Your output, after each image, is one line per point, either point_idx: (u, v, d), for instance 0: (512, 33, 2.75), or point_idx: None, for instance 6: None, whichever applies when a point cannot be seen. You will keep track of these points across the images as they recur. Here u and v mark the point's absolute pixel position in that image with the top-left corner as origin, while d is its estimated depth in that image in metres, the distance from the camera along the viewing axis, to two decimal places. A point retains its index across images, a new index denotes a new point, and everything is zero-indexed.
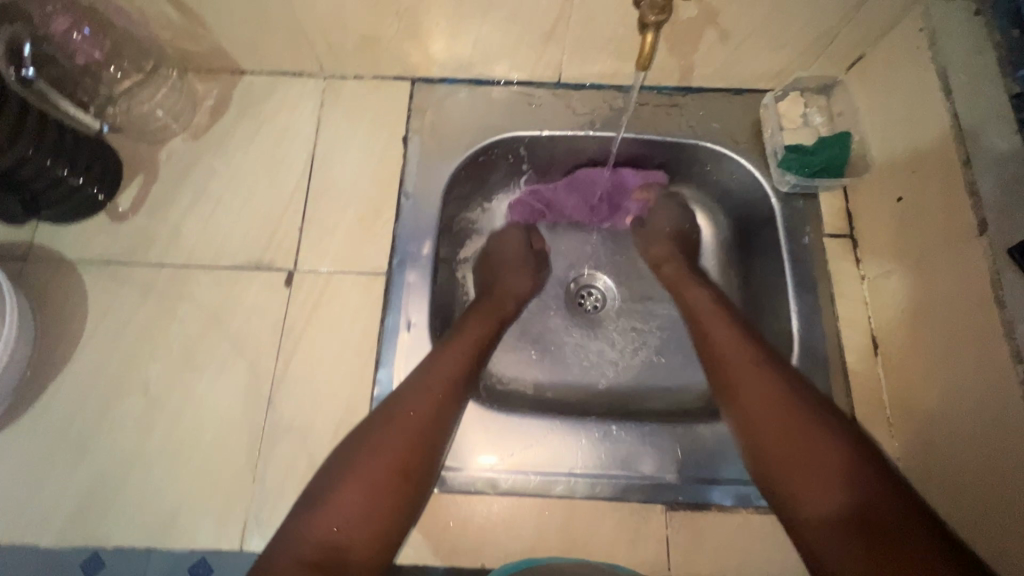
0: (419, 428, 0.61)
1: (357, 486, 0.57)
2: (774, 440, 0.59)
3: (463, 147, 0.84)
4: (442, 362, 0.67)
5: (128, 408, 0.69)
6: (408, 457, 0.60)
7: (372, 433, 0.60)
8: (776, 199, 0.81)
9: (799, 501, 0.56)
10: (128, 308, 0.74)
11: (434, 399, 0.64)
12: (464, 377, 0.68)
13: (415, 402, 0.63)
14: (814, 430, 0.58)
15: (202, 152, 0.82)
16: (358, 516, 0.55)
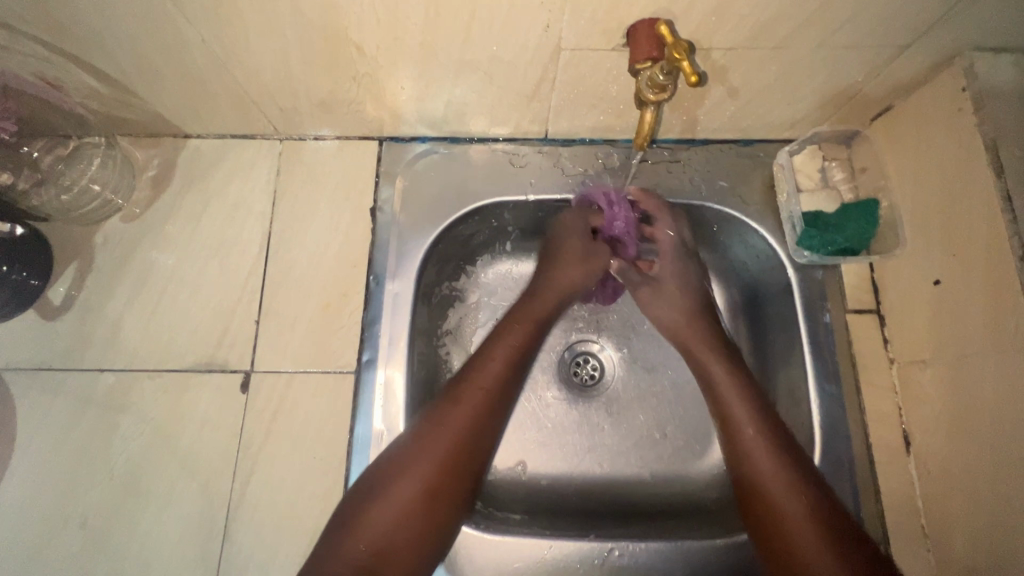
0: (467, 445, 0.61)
1: (393, 508, 0.56)
2: (771, 481, 0.60)
3: (439, 217, 0.74)
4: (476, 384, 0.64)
5: (65, 545, 0.62)
6: (451, 471, 0.60)
7: (405, 454, 0.59)
8: (793, 270, 0.72)
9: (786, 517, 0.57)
10: (61, 424, 0.65)
11: (467, 420, 0.62)
12: (494, 402, 0.65)
13: (449, 425, 0.61)
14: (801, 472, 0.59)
15: (144, 233, 0.73)
16: (394, 539, 0.55)
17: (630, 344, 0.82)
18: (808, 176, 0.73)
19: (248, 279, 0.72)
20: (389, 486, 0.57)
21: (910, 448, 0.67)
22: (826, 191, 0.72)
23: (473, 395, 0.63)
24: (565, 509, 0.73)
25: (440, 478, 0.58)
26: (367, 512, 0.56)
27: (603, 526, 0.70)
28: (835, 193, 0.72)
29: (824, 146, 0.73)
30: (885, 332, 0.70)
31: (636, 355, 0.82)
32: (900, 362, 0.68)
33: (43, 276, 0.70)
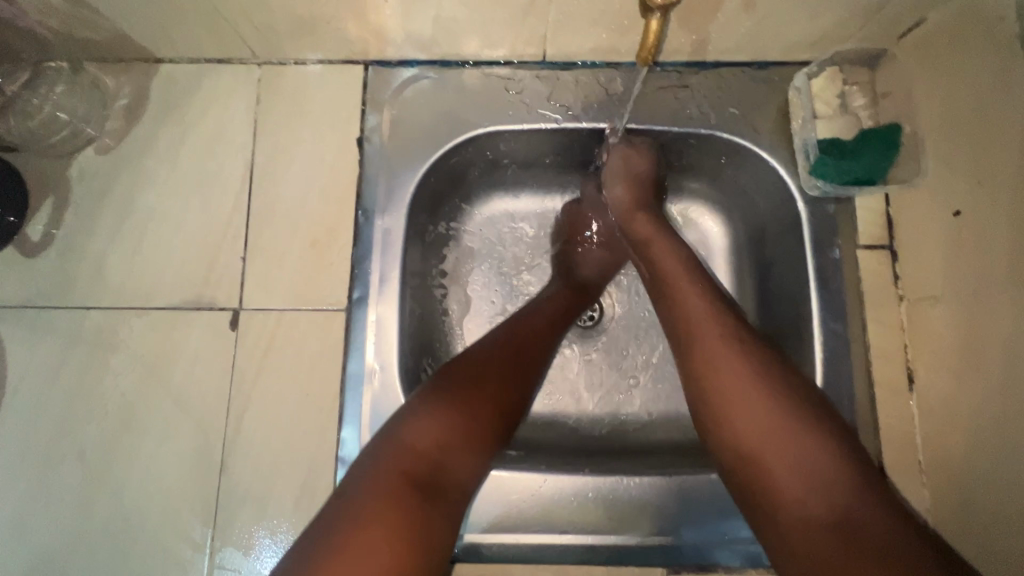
0: (513, 370, 0.62)
1: (450, 421, 0.54)
2: (769, 459, 0.48)
3: (430, 149, 0.70)
4: (522, 338, 0.65)
5: (66, 480, 0.62)
6: (503, 394, 0.60)
7: (459, 380, 0.58)
8: (803, 202, 0.68)
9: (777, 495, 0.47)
10: (53, 362, 0.65)
11: (515, 360, 0.63)
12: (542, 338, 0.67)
13: (502, 358, 0.62)
14: (811, 437, 0.48)
15: (120, 168, 0.69)
16: (442, 449, 0.53)
17: (630, 284, 0.80)
18: (825, 103, 0.68)
19: (232, 214, 0.69)
20: (450, 397, 0.56)
21: (915, 387, 0.65)
22: (845, 117, 0.67)
23: (514, 344, 0.64)
24: (562, 445, 0.73)
25: (489, 411, 0.58)
26: (417, 422, 0.54)
27: (600, 461, 0.70)
28: (855, 119, 0.67)
29: (845, 69, 0.68)
30: (897, 269, 0.67)
31: (636, 297, 0.79)
32: (910, 298, 0.66)
33: (20, 212, 0.67)
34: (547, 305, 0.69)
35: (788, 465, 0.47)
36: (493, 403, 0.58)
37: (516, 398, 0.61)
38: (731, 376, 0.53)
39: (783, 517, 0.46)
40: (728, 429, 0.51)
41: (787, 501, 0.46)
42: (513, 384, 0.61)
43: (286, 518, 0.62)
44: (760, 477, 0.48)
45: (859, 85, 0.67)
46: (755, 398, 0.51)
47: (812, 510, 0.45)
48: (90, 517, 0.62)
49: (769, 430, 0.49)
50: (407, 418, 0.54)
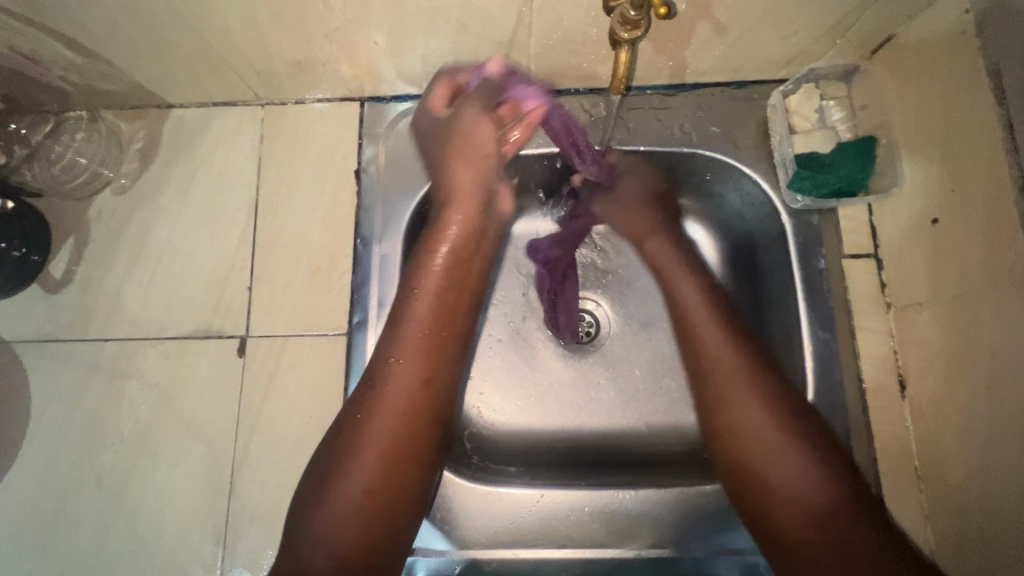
0: (395, 421, 0.55)
1: (337, 516, 0.51)
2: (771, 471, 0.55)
3: (424, 178, 0.72)
4: (379, 410, 0.56)
5: (84, 504, 0.65)
6: (394, 448, 0.55)
7: (341, 457, 0.54)
8: (787, 216, 0.70)
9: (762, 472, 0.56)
10: (72, 392, 0.68)
11: (399, 408, 0.56)
12: (425, 370, 0.58)
13: (380, 415, 0.55)
14: (808, 453, 0.55)
15: (135, 206, 0.74)
16: (342, 545, 0.51)
17: (624, 299, 0.82)
18: (805, 117, 0.70)
19: (238, 246, 0.72)
20: (333, 486, 0.52)
21: (907, 393, 0.66)
22: (823, 131, 0.69)
23: (387, 395, 0.56)
24: (560, 461, 0.75)
25: (386, 470, 0.54)
26: (303, 524, 0.52)
27: (598, 476, 0.71)
28: (833, 132, 0.69)
29: (821, 84, 0.70)
30: (882, 276, 0.68)
31: (631, 311, 0.81)
32: (897, 305, 0.66)
33: (43, 251, 0.72)
34: (409, 345, 0.58)
35: (780, 462, 0.55)
36: (376, 479, 0.53)
37: (404, 460, 0.55)
38: (715, 344, 0.63)
39: (761, 469, 0.56)
40: (713, 373, 0.62)
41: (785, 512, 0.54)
42: (393, 448, 0.55)
43: None
44: (731, 419, 0.59)
45: (836, 98, 0.69)
46: (750, 396, 0.59)
47: (782, 456, 0.55)
48: (108, 540, 0.65)
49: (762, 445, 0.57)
50: (300, 522, 0.52)
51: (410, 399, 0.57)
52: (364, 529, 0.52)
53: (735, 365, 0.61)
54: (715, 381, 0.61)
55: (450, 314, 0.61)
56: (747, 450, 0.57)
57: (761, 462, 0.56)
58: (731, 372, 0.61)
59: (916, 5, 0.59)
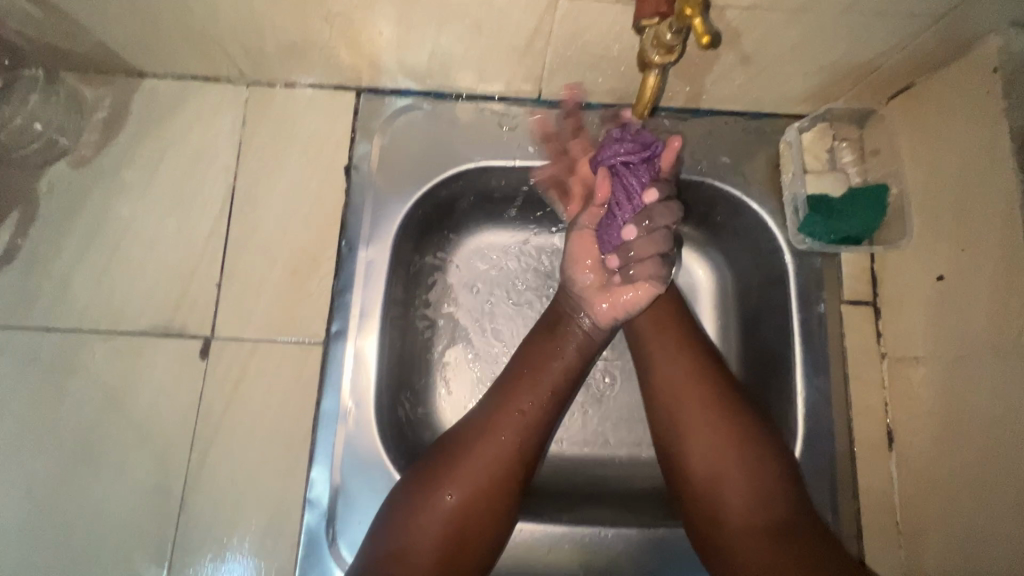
0: (495, 459, 0.59)
1: (412, 536, 0.55)
2: (727, 472, 0.58)
3: (420, 181, 0.69)
4: (482, 447, 0.59)
5: (10, 513, 0.58)
6: (486, 501, 0.57)
7: (438, 480, 0.57)
8: (791, 255, 0.68)
9: (721, 502, 0.57)
10: (5, 385, 0.61)
11: (496, 452, 0.59)
12: (532, 429, 0.61)
13: (480, 455, 0.59)
14: (745, 457, 0.58)
15: (94, 183, 0.66)
16: (413, 570, 0.54)
17: None
18: (816, 157, 0.68)
19: (209, 237, 0.66)
20: (416, 511, 0.56)
21: (893, 447, 0.65)
22: (834, 174, 0.67)
23: (493, 440, 0.59)
24: (538, 489, 0.71)
25: (470, 509, 0.57)
26: (389, 539, 0.55)
27: (577, 508, 0.69)
28: (843, 175, 0.67)
29: (834, 125, 0.69)
30: (879, 326, 0.67)
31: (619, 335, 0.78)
32: (891, 356, 0.66)
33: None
34: (505, 422, 0.60)
35: (740, 483, 0.57)
36: (431, 564, 0.54)
37: (452, 551, 0.55)
38: (660, 358, 0.64)
39: (726, 508, 0.57)
40: (672, 399, 0.62)
41: (735, 511, 0.56)
42: (472, 518, 0.57)
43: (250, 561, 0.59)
44: (681, 452, 0.60)
45: (848, 141, 0.68)
46: (703, 414, 0.60)
47: (742, 493, 0.57)
48: (33, 554, 0.58)
49: (738, 456, 0.58)
50: (388, 527, 0.56)
51: (510, 448, 0.59)
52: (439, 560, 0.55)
53: (691, 373, 0.63)
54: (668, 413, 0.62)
55: (550, 400, 0.62)
56: (705, 478, 0.58)
57: (726, 498, 0.57)
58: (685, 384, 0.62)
59: (944, 57, 0.58)
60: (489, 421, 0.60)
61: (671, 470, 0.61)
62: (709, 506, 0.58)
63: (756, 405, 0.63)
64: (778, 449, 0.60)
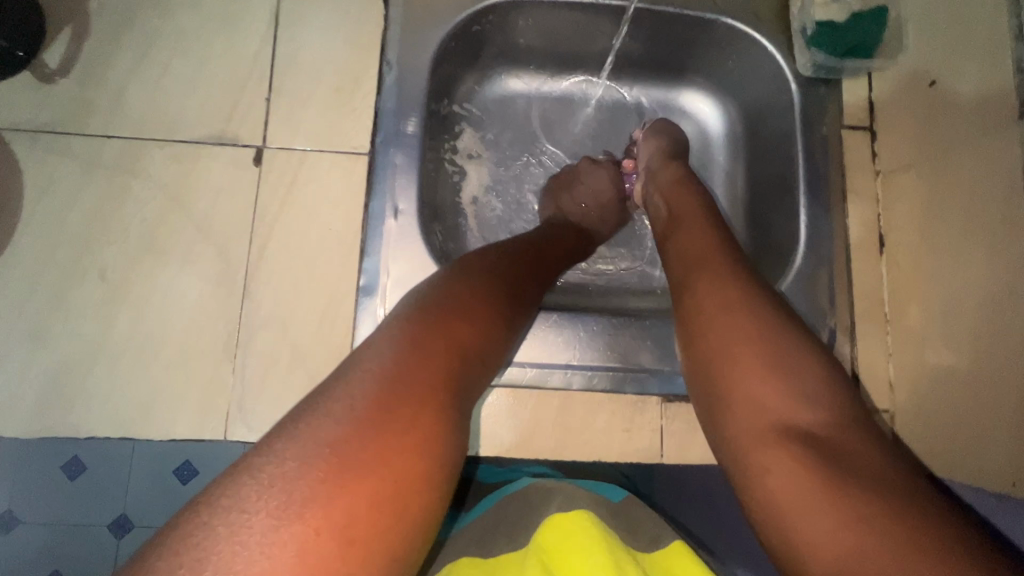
0: (512, 271, 0.56)
1: (424, 353, 0.42)
2: (781, 384, 0.44)
3: (454, 11, 0.72)
4: (489, 264, 0.54)
5: (85, 297, 0.63)
6: (505, 310, 0.52)
7: (448, 287, 0.49)
8: (797, 84, 0.74)
9: (744, 412, 0.45)
10: (74, 186, 0.65)
11: (516, 271, 0.56)
12: (540, 268, 0.61)
13: (504, 270, 0.55)
14: (808, 362, 0.46)
15: (143, 4, 0.69)
16: (434, 372, 0.41)
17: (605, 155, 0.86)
18: None
19: (256, 57, 0.69)
20: (443, 310, 0.46)
21: (883, 253, 0.72)
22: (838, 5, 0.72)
23: (506, 262, 0.56)
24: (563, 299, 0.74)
25: (494, 313, 0.50)
26: (395, 345, 0.42)
27: (602, 311, 0.72)
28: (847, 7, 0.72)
29: None
30: (876, 146, 0.74)
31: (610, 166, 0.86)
32: (886, 172, 0.72)
33: (30, 50, 0.66)
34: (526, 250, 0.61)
35: (775, 388, 0.44)
36: (455, 361, 0.43)
37: (483, 346, 0.47)
38: (699, 242, 0.57)
39: (758, 424, 0.44)
40: (695, 284, 0.53)
41: (766, 427, 0.43)
42: (496, 323, 0.50)
43: (309, 341, 0.64)
44: (708, 352, 0.49)
45: None
46: (747, 308, 0.49)
47: (777, 413, 0.43)
48: (108, 333, 0.62)
49: (778, 362, 0.45)
50: (384, 346, 0.42)
51: (532, 273, 0.59)
52: (460, 361, 0.44)
53: (720, 257, 0.54)
54: (693, 299, 0.52)
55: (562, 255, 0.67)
56: (738, 386, 0.46)
57: (753, 406, 0.45)
58: (714, 267, 0.53)
59: None
60: (460, 274, 0.51)
61: (707, 390, 0.49)
62: (740, 418, 0.45)
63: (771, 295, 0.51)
64: (813, 347, 0.47)
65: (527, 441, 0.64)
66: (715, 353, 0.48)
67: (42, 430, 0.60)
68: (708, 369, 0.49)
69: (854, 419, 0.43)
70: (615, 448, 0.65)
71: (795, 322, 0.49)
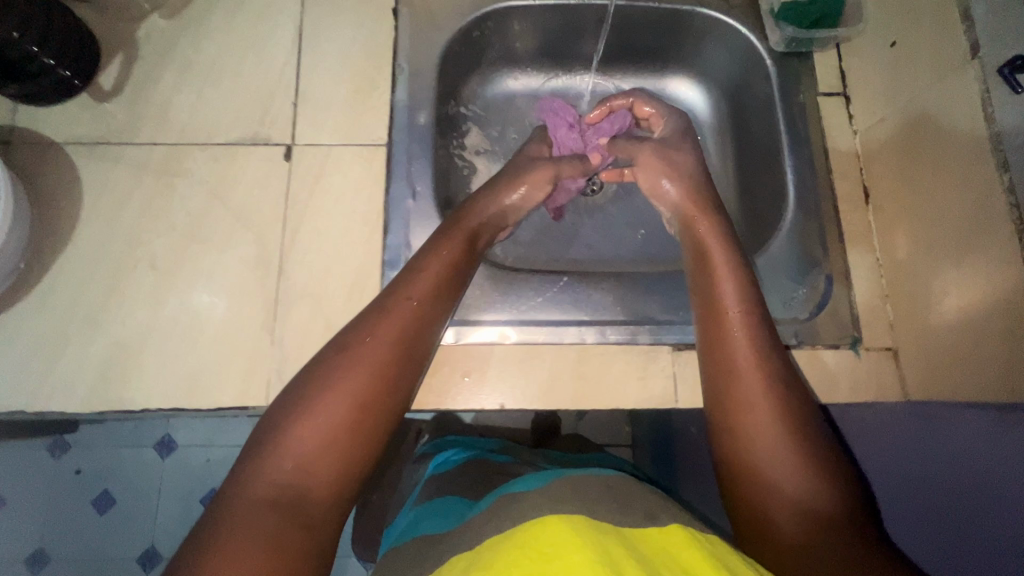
0: (395, 342, 0.56)
1: (305, 451, 0.48)
2: (777, 465, 0.51)
3: (456, 17, 0.81)
4: (375, 336, 0.55)
5: (137, 283, 0.69)
6: (376, 390, 0.53)
7: (321, 381, 0.52)
8: (771, 59, 0.81)
9: (769, 487, 0.51)
10: (125, 187, 0.72)
11: (388, 341, 0.56)
12: (425, 324, 0.59)
13: (372, 344, 0.55)
14: (814, 454, 0.51)
15: (184, 30, 0.79)
16: (317, 489, 0.47)
17: None
18: None
19: (283, 68, 0.78)
20: (325, 396, 0.50)
21: (869, 202, 0.76)
22: None
23: (388, 327, 0.56)
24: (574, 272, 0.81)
25: (369, 397, 0.52)
26: (269, 450, 0.48)
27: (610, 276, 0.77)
28: None
29: None
30: (850, 109, 0.79)
31: None
32: (862, 129, 0.78)
33: (84, 75, 0.74)
34: (398, 307, 0.58)
35: (786, 471, 0.50)
36: (332, 463, 0.49)
37: (355, 442, 0.50)
38: (735, 315, 0.59)
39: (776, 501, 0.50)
40: (723, 362, 0.58)
41: (781, 510, 0.49)
42: (367, 406, 0.52)
43: (339, 312, 0.69)
44: (733, 433, 0.54)
45: None
46: (760, 385, 0.55)
47: (794, 495, 0.49)
48: (158, 315, 0.68)
49: (792, 447, 0.51)
50: (271, 447, 0.48)
51: (404, 333, 0.57)
52: (340, 460, 0.49)
53: (754, 334, 0.58)
54: (726, 372, 0.57)
55: (439, 293, 0.62)
56: (756, 464, 0.52)
57: (772, 484, 0.50)
58: (747, 349, 0.57)
59: None
60: (339, 349, 0.54)
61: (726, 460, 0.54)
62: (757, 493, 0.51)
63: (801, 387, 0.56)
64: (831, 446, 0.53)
65: (548, 393, 0.68)
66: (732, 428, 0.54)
67: (99, 406, 0.65)
68: (732, 437, 0.54)
69: (852, 503, 0.49)
70: (631, 395, 0.68)
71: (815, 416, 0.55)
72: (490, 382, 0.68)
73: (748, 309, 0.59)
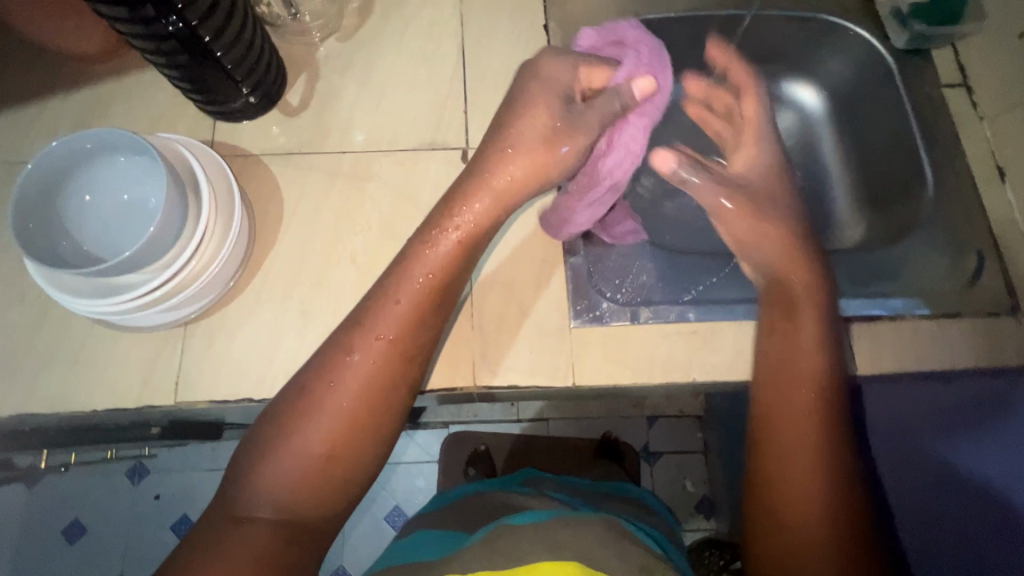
0: (378, 364, 0.56)
1: (284, 482, 0.51)
2: (810, 511, 0.57)
3: (600, 30, 0.87)
4: (353, 367, 0.55)
5: (342, 278, 0.74)
6: (364, 416, 0.55)
7: (300, 421, 0.53)
8: (893, 59, 0.87)
9: (801, 533, 0.57)
10: (321, 192, 0.78)
11: (379, 363, 0.56)
12: (403, 346, 0.57)
13: (357, 373, 0.55)
14: (845, 507, 0.57)
15: (358, 51, 0.86)
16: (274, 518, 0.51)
17: None
18: None
19: (451, 81, 0.85)
20: (295, 434, 0.52)
21: (1005, 178, 0.82)
22: None
23: (369, 355, 0.56)
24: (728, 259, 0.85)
25: (348, 428, 0.54)
26: (265, 470, 0.52)
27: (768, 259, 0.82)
28: None
29: None
30: (974, 97, 0.86)
31: None
32: (989, 115, 0.84)
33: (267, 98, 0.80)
34: (385, 325, 0.57)
35: (807, 520, 0.57)
36: (316, 489, 0.52)
37: (343, 474, 0.54)
38: (807, 368, 0.62)
39: (799, 542, 0.56)
40: (777, 410, 0.61)
41: (806, 545, 0.56)
42: (358, 433, 0.54)
43: (531, 297, 0.74)
44: (770, 476, 0.59)
45: None
46: (818, 441, 0.59)
47: (811, 543, 0.56)
48: None
49: (817, 501, 0.57)
50: (249, 479, 0.51)
51: (395, 353, 0.57)
52: (326, 487, 0.53)
53: (811, 390, 0.61)
54: (772, 418, 0.61)
55: (436, 284, 0.60)
56: (773, 502, 0.58)
57: (793, 528, 0.57)
58: (812, 404, 0.61)
59: None
60: (312, 384, 0.55)
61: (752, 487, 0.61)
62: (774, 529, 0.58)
63: (850, 440, 0.60)
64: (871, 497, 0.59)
65: (735, 366, 0.72)
66: (764, 462, 0.60)
67: None
68: (766, 472, 0.60)
69: (849, 560, 0.55)
70: None
71: (850, 466, 0.59)
72: (680, 357, 0.72)
73: (820, 354, 0.63)
